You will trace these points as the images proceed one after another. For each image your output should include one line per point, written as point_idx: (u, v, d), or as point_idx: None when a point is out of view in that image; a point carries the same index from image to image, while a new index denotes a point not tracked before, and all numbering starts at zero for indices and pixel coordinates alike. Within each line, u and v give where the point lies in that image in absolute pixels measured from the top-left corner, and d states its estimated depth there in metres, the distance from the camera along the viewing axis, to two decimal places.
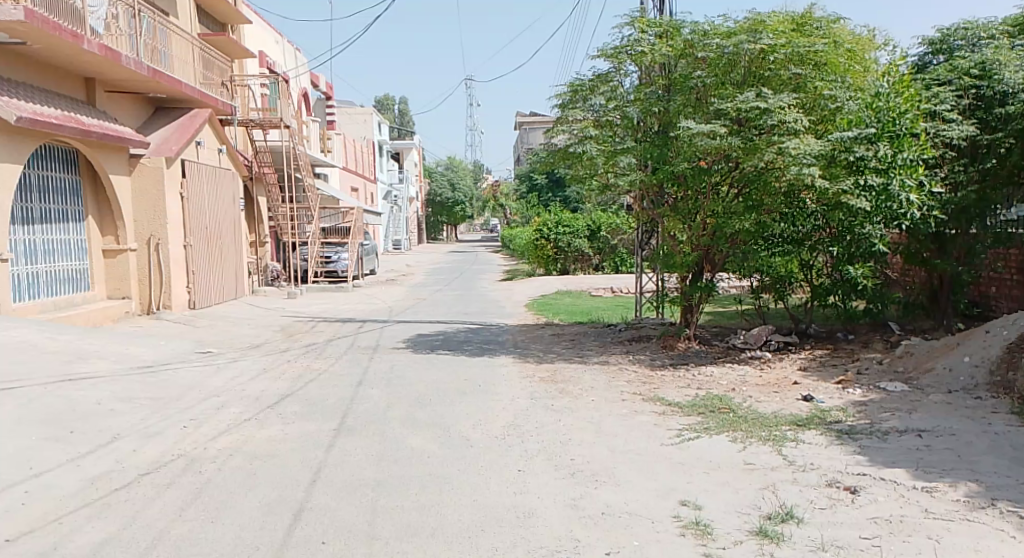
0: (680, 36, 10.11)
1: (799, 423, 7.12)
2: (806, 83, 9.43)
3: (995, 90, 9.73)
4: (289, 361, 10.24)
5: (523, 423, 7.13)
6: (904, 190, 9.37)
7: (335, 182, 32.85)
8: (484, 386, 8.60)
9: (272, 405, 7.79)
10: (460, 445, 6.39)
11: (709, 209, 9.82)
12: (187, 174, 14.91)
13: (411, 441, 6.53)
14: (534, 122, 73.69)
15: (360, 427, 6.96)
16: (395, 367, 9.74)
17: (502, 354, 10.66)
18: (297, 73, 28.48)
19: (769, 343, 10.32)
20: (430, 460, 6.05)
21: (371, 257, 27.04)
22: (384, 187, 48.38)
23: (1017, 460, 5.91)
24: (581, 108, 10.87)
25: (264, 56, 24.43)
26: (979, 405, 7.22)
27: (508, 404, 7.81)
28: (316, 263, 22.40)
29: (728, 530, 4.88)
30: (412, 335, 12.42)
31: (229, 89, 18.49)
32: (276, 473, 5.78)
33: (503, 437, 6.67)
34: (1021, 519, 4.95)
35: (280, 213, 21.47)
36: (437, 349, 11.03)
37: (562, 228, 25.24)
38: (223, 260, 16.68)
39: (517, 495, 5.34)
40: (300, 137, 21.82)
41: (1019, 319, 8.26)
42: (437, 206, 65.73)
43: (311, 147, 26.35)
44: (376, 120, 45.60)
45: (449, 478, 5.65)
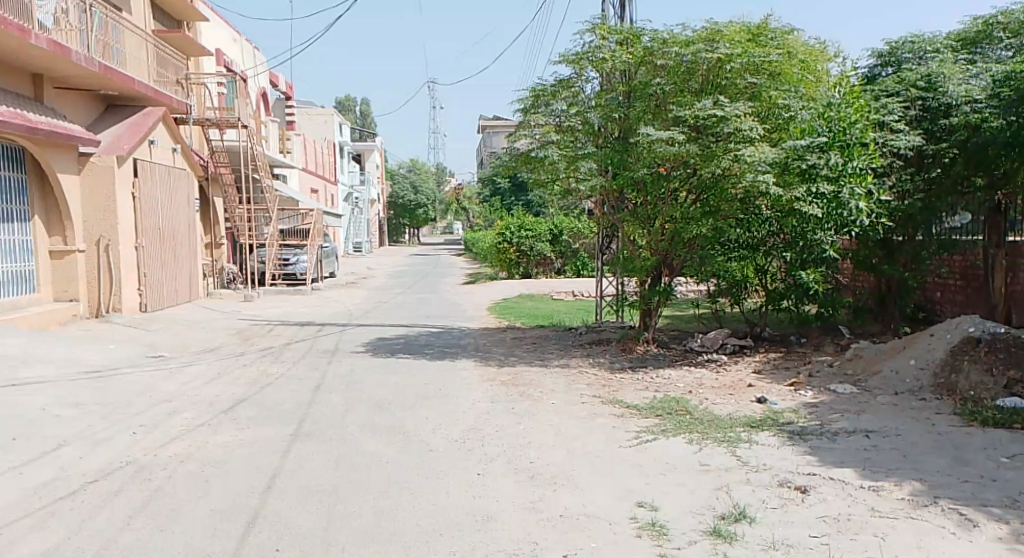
0: (640, 44, 10.27)
1: (753, 425, 7.30)
2: (761, 92, 9.69)
3: (940, 101, 10.03)
4: (244, 365, 10.15)
5: (483, 426, 7.20)
6: (854, 198, 9.57)
7: (294, 184, 32.55)
8: (445, 390, 8.64)
9: (226, 410, 7.74)
10: (419, 450, 6.43)
11: (668, 214, 10.02)
12: (141, 173, 14.71)
13: (371, 445, 6.56)
14: (496, 126, 73.97)
15: (318, 432, 6.95)
16: (355, 370, 9.73)
17: (463, 357, 10.70)
18: (256, 72, 28.20)
19: (725, 346, 10.54)
20: (388, 464, 6.07)
21: (332, 259, 26.86)
22: (346, 190, 48.08)
23: (958, 460, 6.17)
24: (542, 113, 10.98)
25: (222, 56, 24.12)
26: (925, 407, 7.49)
27: (470, 407, 7.87)
28: (274, 266, 22.15)
29: (683, 531, 5.01)
30: (372, 339, 12.41)
31: (184, 87, 18.27)
32: (230, 480, 5.76)
33: (463, 441, 6.74)
34: (962, 517, 5.17)
35: (238, 214, 21.20)
36: (398, 353, 11.04)
37: (524, 232, 25.35)
38: (177, 261, 16.44)
39: (476, 499, 5.41)
40: (259, 137, 21.60)
41: (962, 321, 8.59)
42: (399, 208, 65.48)
43: (269, 148, 26.10)
44: (336, 121, 45.28)
45: (407, 484, 5.67)
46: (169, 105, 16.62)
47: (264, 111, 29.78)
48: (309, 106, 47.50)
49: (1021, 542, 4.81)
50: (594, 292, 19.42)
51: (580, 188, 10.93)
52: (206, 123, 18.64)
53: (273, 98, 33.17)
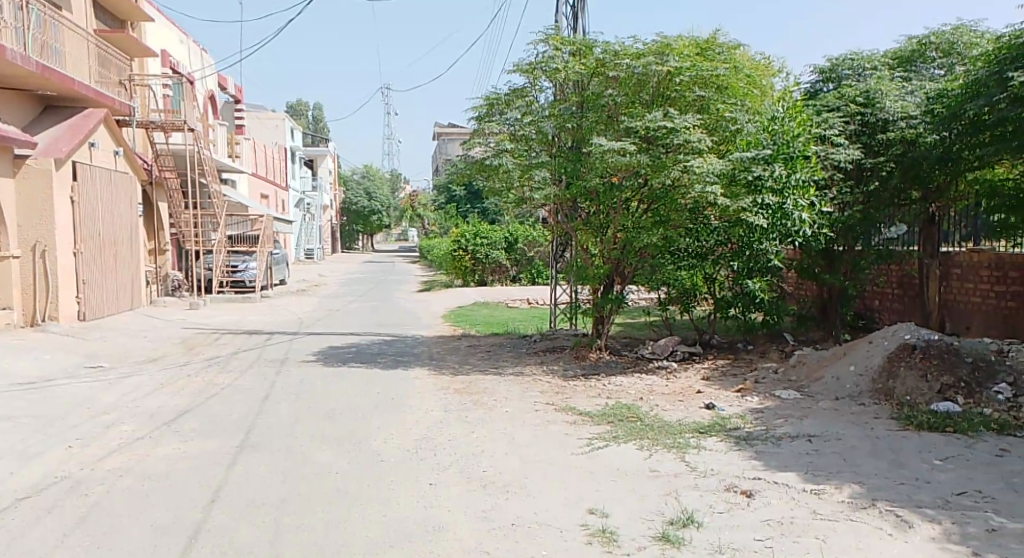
0: (592, 55, 10.46)
1: (701, 431, 7.50)
2: (709, 105, 9.97)
3: (878, 117, 10.40)
4: (188, 376, 10.03)
5: (435, 436, 7.25)
6: (797, 209, 9.97)
7: (243, 189, 32.08)
8: (398, 399, 8.68)
9: (168, 422, 7.66)
10: (371, 461, 6.46)
11: (619, 224, 10.20)
12: (79, 177, 14.41)
13: (319, 456, 6.56)
14: (451, 133, 74.07)
15: (265, 444, 6.92)
16: (305, 380, 9.70)
17: (416, 366, 10.73)
18: (204, 74, 27.75)
19: (675, 353, 10.79)
20: (338, 476, 6.09)
21: (282, 266, 26.57)
22: (297, 196, 47.55)
23: (895, 463, 6.44)
24: (497, 122, 11.04)
25: (168, 57, 23.66)
26: (864, 411, 7.78)
27: (422, 417, 7.92)
28: (222, 273, 21.82)
29: (632, 536, 5.14)
30: (324, 348, 12.35)
31: (126, 89, 17.96)
32: (171, 494, 5.72)
33: (415, 450, 6.79)
34: (897, 518, 5.42)
35: (184, 220, 20.80)
36: (349, 362, 11.02)
37: (479, 239, 25.41)
38: (117, 268, 16.12)
39: (428, 509, 5.48)
40: (205, 141, 21.29)
41: (899, 329, 8.91)
42: (352, 215, 64.98)
43: (218, 152, 25.74)
44: (287, 126, 44.78)
45: (356, 496, 5.70)
46: (109, 105, 16.35)
47: (212, 114, 29.31)
48: (260, 110, 46.88)
49: (951, 541, 5.06)
50: (549, 299, 19.57)
51: (533, 197, 11.03)
52: (150, 125, 18.33)
53: (221, 101, 32.68)
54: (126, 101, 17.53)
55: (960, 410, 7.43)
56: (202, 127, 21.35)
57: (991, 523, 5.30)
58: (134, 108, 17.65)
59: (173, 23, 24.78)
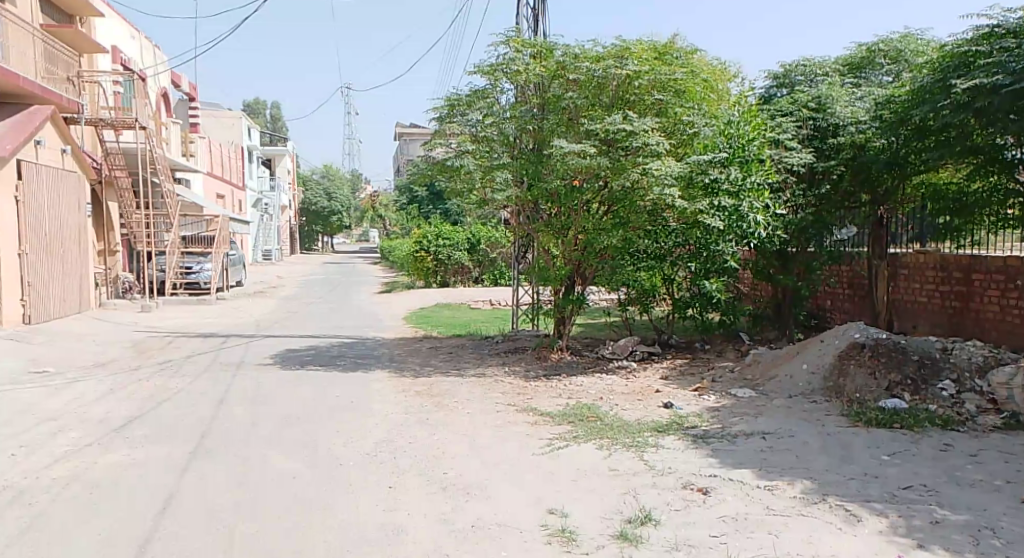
0: (552, 58, 10.51)
1: (660, 429, 7.64)
2: (668, 108, 10.12)
3: (829, 122, 10.66)
4: (138, 380, 9.89)
5: (395, 438, 7.28)
6: (752, 211, 10.18)
7: (198, 189, 31.59)
8: (359, 402, 8.68)
9: (117, 428, 7.57)
10: (328, 465, 6.47)
11: (580, 225, 10.30)
12: (24, 176, 14.10)
13: (274, 461, 6.56)
14: (412, 133, 73.81)
15: (219, 450, 6.89)
16: (262, 384, 9.63)
17: (377, 368, 10.72)
18: (156, 71, 27.21)
19: (634, 353, 10.95)
20: (295, 480, 6.10)
21: (239, 267, 26.22)
22: (255, 196, 46.96)
23: (846, 459, 6.64)
24: (457, 123, 11.03)
25: (118, 53, 23.17)
26: (816, 409, 8.01)
27: (382, 419, 7.94)
28: (176, 275, 21.48)
29: (592, 535, 5.24)
30: (281, 350, 12.26)
31: (74, 85, 17.65)
32: (120, 502, 5.67)
33: (374, 453, 6.82)
34: (847, 513, 5.60)
35: (135, 220, 20.54)
36: (307, 365, 10.97)
37: (441, 240, 25.45)
38: (65, 270, 15.81)
39: (388, 512, 5.52)
40: (157, 139, 20.95)
41: (849, 328, 9.15)
42: (312, 215, 64.30)
43: (171, 151, 25.28)
44: (244, 125, 44.20)
45: (313, 501, 5.71)
46: (55, 101, 16.11)
47: (164, 112, 28.73)
48: (216, 109, 46.13)
49: (898, 534, 5.26)
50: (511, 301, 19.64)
51: (494, 199, 11.01)
52: (99, 123, 17.97)
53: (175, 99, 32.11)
54: (73, 97, 17.25)
55: (906, 406, 7.69)
56: (154, 126, 21.01)
57: (936, 515, 5.52)
58: (81, 104, 17.38)
59: (124, 18, 24.23)
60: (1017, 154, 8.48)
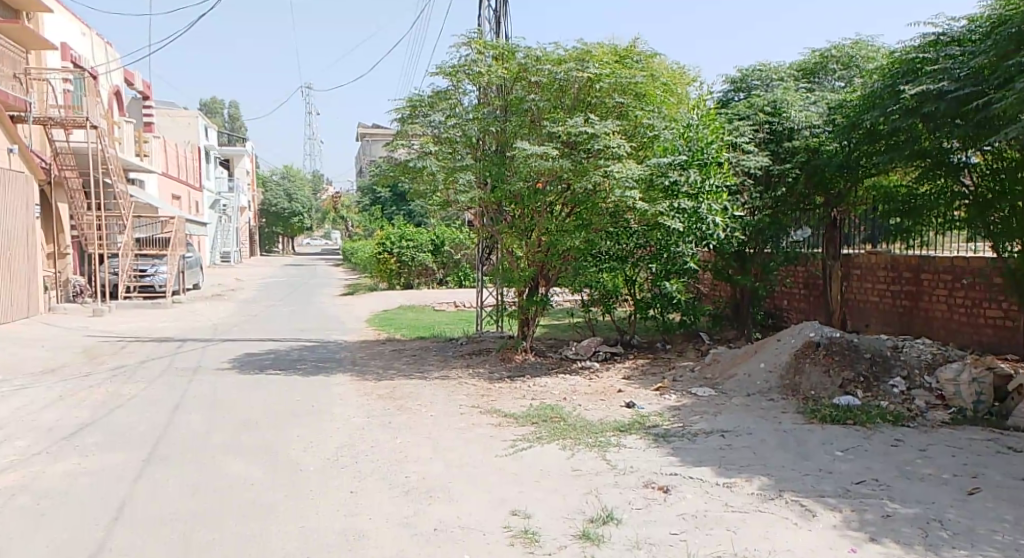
0: (515, 59, 10.52)
1: (621, 429, 7.77)
2: (628, 112, 10.27)
3: (784, 126, 10.94)
4: (90, 387, 9.74)
5: (357, 442, 7.30)
6: (711, 213, 10.44)
7: (152, 190, 31.05)
8: (320, 406, 8.67)
9: (67, 436, 7.46)
10: (288, 470, 6.47)
11: (543, 227, 10.36)
12: None
13: (232, 467, 6.54)
14: (374, 133, 73.31)
15: (174, 456, 6.84)
16: (219, 389, 9.56)
17: (338, 372, 10.69)
18: (108, 69, 26.69)
19: (597, 353, 11.09)
20: (254, 487, 6.09)
21: (196, 270, 25.85)
22: (212, 197, 46.29)
23: (801, 455, 6.83)
24: (420, 124, 10.99)
25: (68, 51, 22.70)
26: (773, 406, 8.21)
27: (344, 423, 7.95)
28: (130, 278, 21.10)
29: (554, 536, 5.33)
30: (239, 355, 12.16)
31: (20, 82, 17.31)
32: (71, 512, 5.61)
33: (335, 458, 6.83)
34: (802, 508, 5.77)
35: (86, 221, 19.92)
36: (267, 369, 10.90)
37: (404, 242, 25.28)
38: (11, 273, 15.47)
39: (349, 518, 5.54)
40: (109, 138, 20.59)
41: (804, 327, 9.38)
42: (272, 216, 63.53)
43: (124, 151, 24.85)
44: (201, 124, 43.53)
45: (274, 507, 5.71)
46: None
47: (117, 111, 28.13)
48: (172, 108, 45.34)
49: (850, 528, 5.43)
50: (475, 303, 19.66)
51: (458, 200, 11.02)
52: (48, 122, 17.57)
53: (128, 98, 31.51)
54: (20, 96, 16.92)
55: (859, 403, 7.93)
56: (106, 125, 20.64)
57: (886, 509, 5.71)
58: (28, 102, 17.04)
59: (74, 14, 23.73)
60: (962, 158, 8.76)
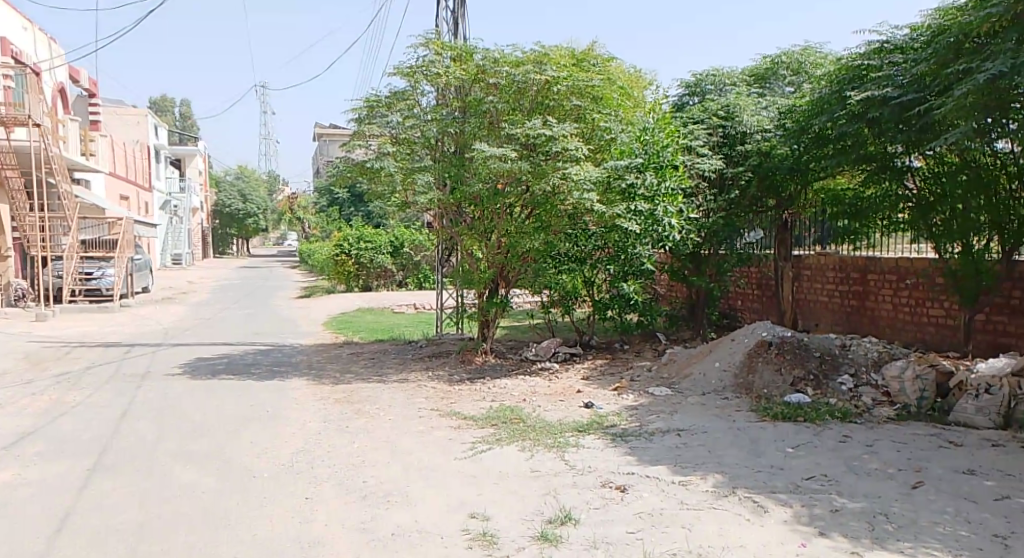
0: (472, 61, 10.52)
1: (580, 429, 7.88)
2: (585, 114, 10.33)
3: (737, 130, 11.23)
4: (33, 394, 9.53)
5: (313, 448, 7.29)
6: (667, 215, 10.65)
7: (99, 190, 30.35)
8: (275, 411, 8.62)
9: (10, 446, 7.31)
10: (241, 477, 6.45)
11: (502, 229, 10.40)
12: None
13: (182, 475, 6.49)
14: (331, 133, 72.63)
15: (121, 465, 6.76)
16: (169, 395, 9.45)
17: (294, 376, 10.62)
18: (52, 65, 26.04)
19: (557, 354, 11.18)
20: (206, 495, 6.06)
21: (145, 272, 25.36)
22: (162, 198, 45.41)
23: (754, 452, 7.01)
24: (378, 124, 10.99)
25: (8, 47, 22.11)
26: (727, 404, 8.40)
27: (299, 428, 7.93)
28: (75, 281, 20.62)
29: (512, 538, 5.40)
30: (191, 360, 12.00)
31: None
32: (12, 524, 5.53)
33: (289, 464, 6.81)
34: (755, 504, 5.93)
35: (28, 222, 19.46)
36: (219, 374, 10.78)
37: (363, 243, 25.21)
38: None
39: (304, 524, 5.55)
40: (53, 137, 20.12)
41: (757, 327, 9.61)
42: (226, 217, 62.52)
43: (69, 150, 24.27)
44: (150, 122, 42.66)
45: (225, 515, 5.68)
46: None
47: (60, 108, 27.41)
48: (121, 106, 44.32)
49: (801, 523, 5.60)
50: (434, 305, 19.68)
51: (416, 202, 11.02)
52: None
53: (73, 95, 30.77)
54: None
55: (809, 400, 8.17)
56: (49, 123, 20.17)
57: (835, 503, 5.89)
58: None
59: (15, 9, 23.12)
60: (905, 162, 9.02)
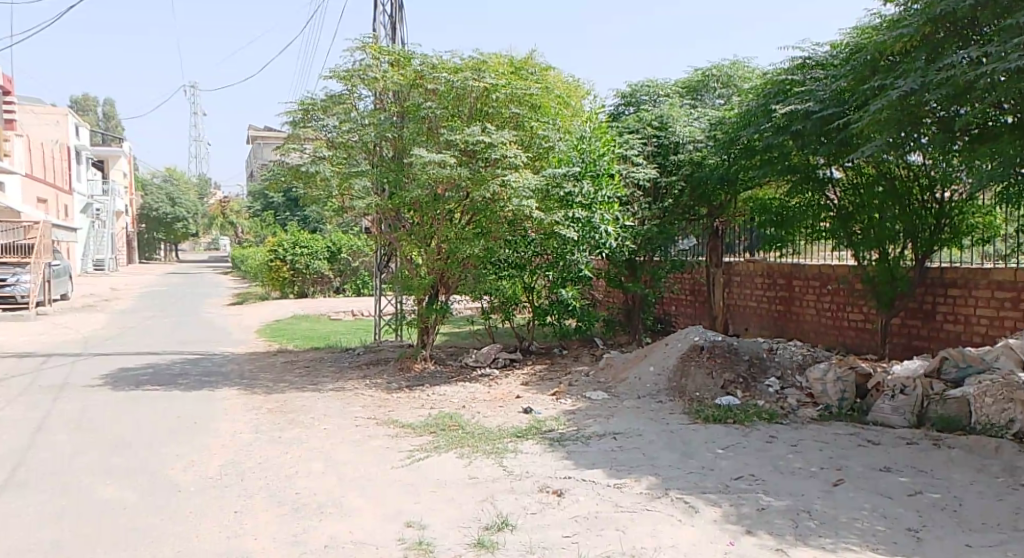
0: (410, 66, 10.53)
1: (519, 435, 8.00)
2: (523, 122, 10.51)
3: (670, 140, 11.56)
4: None
5: (244, 460, 7.24)
6: (604, 223, 10.79)
7: (13, 192, 29.19)
8: (203, 423, 8.52)
9: None
10: (166, 492, 6.37)
11: (442, 234, 10.44)
12: None
13: (102, 491, 6.38)
14: (265, 136, 71.56)
15: (37, 482, 6.60)
16: (90, 408, 9.22)
17: (224, 386, 10.48)
18: None
19: (497, 359, 11.29)
20: (129, 510, 5.98)
21: (64, 278, 24.51)
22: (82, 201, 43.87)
23: (686, 454, 7.24)
24: (314, 127, 10.89)
25: None
26: (661, 408, 8.63)
27: (230, 440, 7.86)
28: None
29: (449, 546, 5.48)
30: (114, 371, 11.69)
31: None
32: None
33: (218, 477, 6.76)
34: (686, 505, 6.14)
35: None
36: (145, 385, 10.55)
37: (298, 248, 24.95)
38: None
39: (232, 539, 5.53)
40: None
41: (690, 331, 9.91)
42: (153, 221, 60.68)
43: None
44: (71, 123, 41.20)
45: (149, 531, 5.62)
46: None
47: None
48: (40, 105, 42.60)
49: (730, 522, 5.82)
50: (371, 311, 19.63)
51: (354, 206, 10.99)
52: None
53: None
54: None
55: (739, 403, 8.48)
56: None
57: (761, 502, 6.14)
58: None
59: None
60: (827, 173, 9.45)
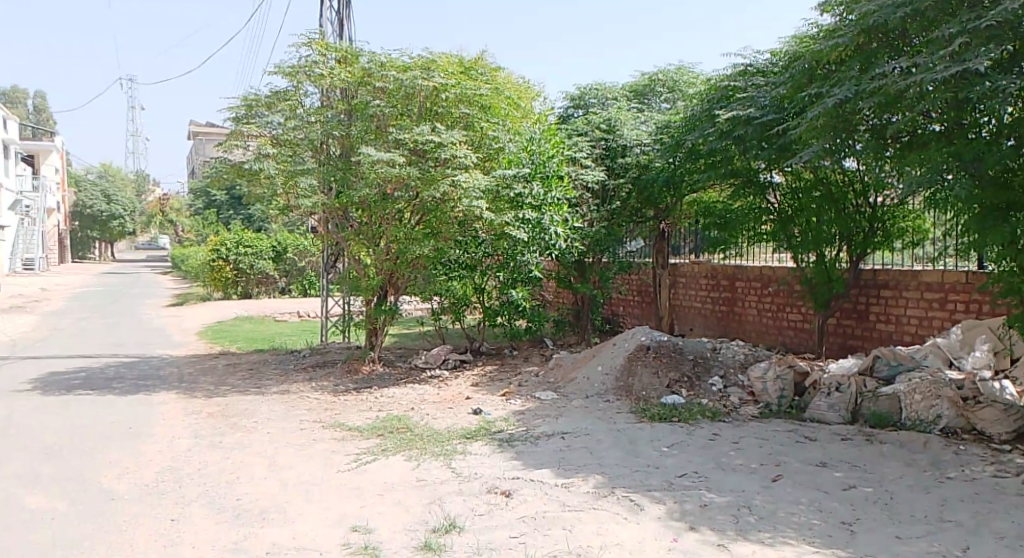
0: (359, 63, 10.50)
1: (467, 436, 8.06)
2: (474, 122, 10.47)
3: (618, 143, 11.80)
4: None
5: (183, 466, 7.16)
6: (553, 224, 10.95)
7: None
8: (141, 429, 8.38)
9: None
10: (101, 500, 6.27)
11: (391, 234, 10.35)
12: None
13: (33, 500, 6.25)
14: (208, 132, 70.24)
15: None
16: (20, 414, 8.97)
17: (162, 391, 10.29)
18: None
19: (447, 361, 11.34)
20: (62, 520, 5.88)
21: None
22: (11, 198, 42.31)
23: (630, 452, 7.40)
24: (257, 124, 10.79)
25: None
26: (608, 407, 8.78)
27: (170, 446, 7.76)
28: None
29: (395, 549, 5.52)
30: (45, 375, 11.36)
31: None
32: None
33: (157, 484, 6.68)
34: (631, 503, 6.28)
35: None
36: (77, 390, 10.28)
37: (242, 248, 24.65)
38: None
39: (168, 547, 5.49)
40: None
41: (637, 331, 10.10)
42: (89, 218, 58.95)
43: None
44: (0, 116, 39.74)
45: (82, 542, 5.54)
46: None
47: None
48: None
49: (673, 518, 5.98)
50: (315, 312, 19.48)
51: (299, 205, 10.89)
52: None
53: None
54: None
55: (683, 401, 8.68)
56: None
57: (704, 498, 6.31)
58: None
59: None
60: (768, 178, 9.73)
